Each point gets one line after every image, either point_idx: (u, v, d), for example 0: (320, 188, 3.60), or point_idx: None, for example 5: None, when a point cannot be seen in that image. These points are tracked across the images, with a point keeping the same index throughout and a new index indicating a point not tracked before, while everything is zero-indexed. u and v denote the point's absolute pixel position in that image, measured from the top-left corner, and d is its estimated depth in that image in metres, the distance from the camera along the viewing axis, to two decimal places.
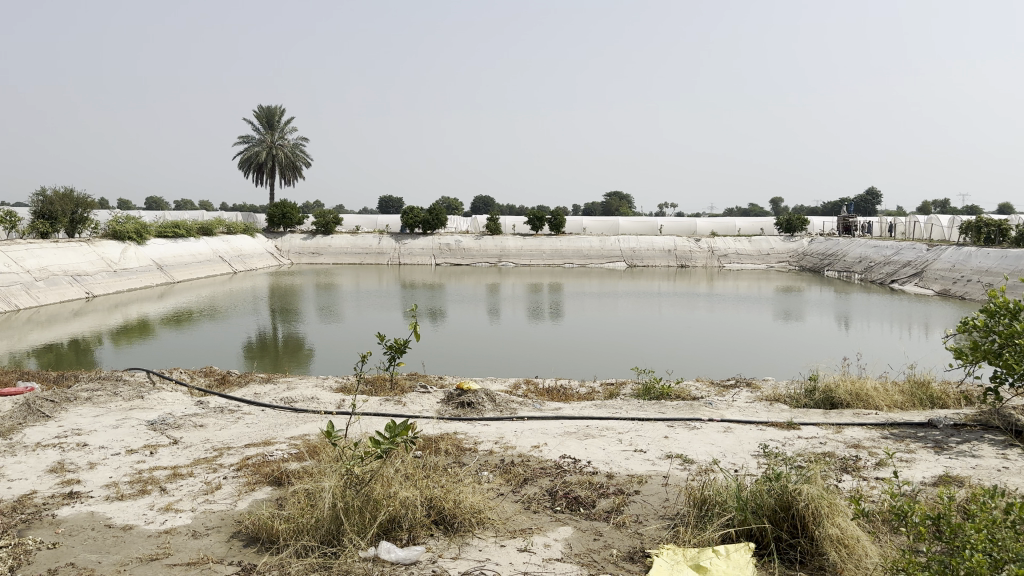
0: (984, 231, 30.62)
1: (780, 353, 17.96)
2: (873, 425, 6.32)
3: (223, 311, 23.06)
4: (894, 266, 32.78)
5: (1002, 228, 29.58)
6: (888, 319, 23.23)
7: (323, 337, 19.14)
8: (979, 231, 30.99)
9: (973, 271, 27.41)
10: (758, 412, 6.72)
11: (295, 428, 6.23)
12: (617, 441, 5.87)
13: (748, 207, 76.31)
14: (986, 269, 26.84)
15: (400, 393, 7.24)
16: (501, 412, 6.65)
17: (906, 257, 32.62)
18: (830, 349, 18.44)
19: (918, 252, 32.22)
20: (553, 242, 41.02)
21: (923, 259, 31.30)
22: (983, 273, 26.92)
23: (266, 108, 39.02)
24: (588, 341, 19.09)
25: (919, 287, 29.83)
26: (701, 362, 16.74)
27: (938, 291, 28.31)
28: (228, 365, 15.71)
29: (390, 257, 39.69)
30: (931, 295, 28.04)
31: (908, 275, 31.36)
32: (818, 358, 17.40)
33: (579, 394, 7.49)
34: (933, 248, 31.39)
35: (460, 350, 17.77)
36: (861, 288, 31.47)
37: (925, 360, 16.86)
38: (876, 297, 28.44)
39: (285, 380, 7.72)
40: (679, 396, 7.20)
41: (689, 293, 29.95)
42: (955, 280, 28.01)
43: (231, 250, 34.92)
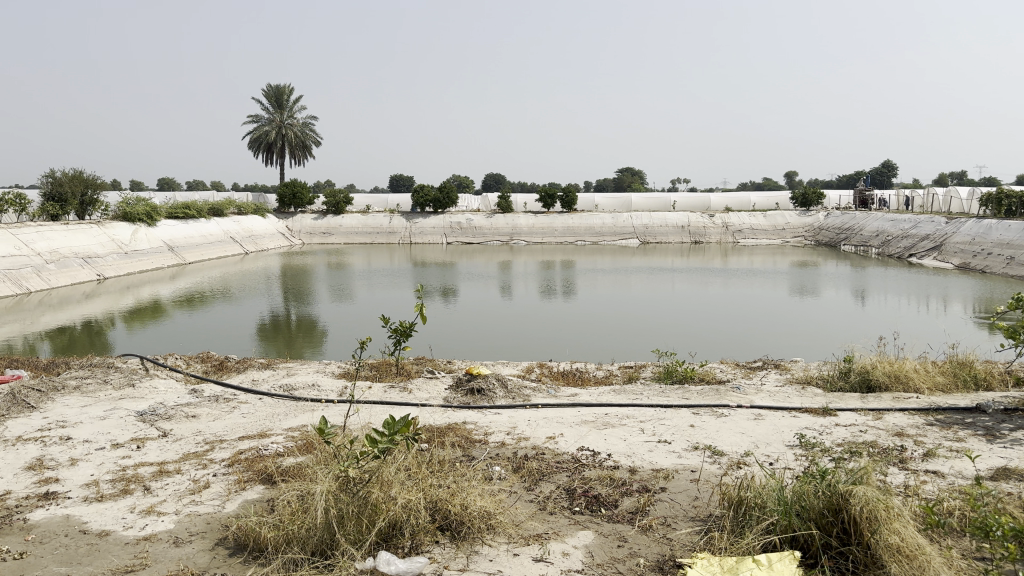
0: (1005, 203, 29.87)
1: (806, 329, 17.34)
2: (916, 410, 5.84)
3: (233, 292, 22.73)
4: (912, 240, 32.06)
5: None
6: (906, 292, 22.73)
7: (335, 316, 18.84)
8: (999, 203, 30.17)
9: (994, 244, 26.68)
10: (790, 396, 6.25)
11: (293, 419, 5.82)
12: (639, 431, 5.42)
13: (761, 182, 75.47)
14: (1006, 242, 26.14)
15: (406, 379, 6.81)
16: (512, 400, 6.21)
17: (924, 230, 31.89)
18: (855, 324, 17.84)
19: (936, 225, 31.49)
20: (565, 219, 40.44)
21: (941, 233, 30.60)
22: (1003, 245, 26.22)
23: (274, 86, 38.57)
24: (606, 319, 18.59)
25: (938, 261, 29.09)
26: (728, 339, 16.11)
27: (957, 265, 27.65)
28: (239, 347, 15.28)
29: (401, 237, 39.26)
30: (950, 268, 27.39)
31: (926, 249, 30.65)
32: (840, 332, 16.94)
33: (596, 379, 7.04)
34: (952, 221, 30.69)
35: (472, 327, 17.45)
36: (879, 262, 30.80)
37: (957, 335, 16.23)
38: (893, 270, 27.89)
39: (285, 365, 7.30)
40: (703, 380, 6.75)
41: (703, 269, 29.47)
42: (975, 254, 27.32)
43: (242, 231, 34.60)
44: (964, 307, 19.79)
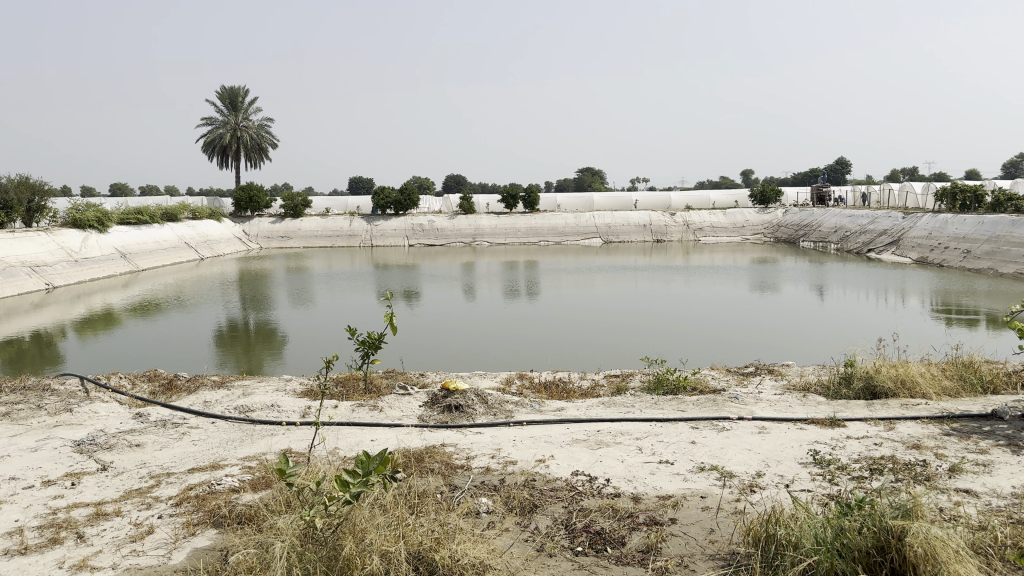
0: (959, 198, 30.20)
1: (773, 325, 17.07)
2: (929, 418, 5.43)
3: (190, 298, 21.89)
4: (870, 235, 32.20)
5: (978, 194, 29.29)
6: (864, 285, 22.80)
7: (297, 321, 18.16)
8: (954, 198, 30.53)
9: (950, 239, 26.90)
10: (792, 406, 5.80)
11: (250, 446, 5.22)
12: (637, 451, 4.92)
13: (718, 180, 76.08)
14: (962, 236, 26.32)
15: (376, 396, 6.22)
16: (494, 417, 5.66)
17: (882, 225, 32.06)
18: (823, 319, 17.65)
19: (893, 220, 31.69)
20: (527, 219, 40.02)
21: (899, 228, 30.78)
22: (960, 239, 26.39)
23: (228, 88, 37.50)
24: (576, 319, 18.11)
25: (896, 255, 29.25)
26: (700, 336, 15.71)
27: (915, 259, 27.78)
28: (195, 355, 14.43)
29: (361, 239, 38.48)
30: (908, 263, 27.51)
31: (883, 244, 30.76)
32: (812, 327, 16.77)
33: (582, 390, 6.53)
34: (909, 216, 30.91)
35: (440, 329, 16.91)
36: (838, 257, 30.89)
37: (924, 328, 16.11)
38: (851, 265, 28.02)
39: (241, 384, 6.66)
40: (697, 390, 6.28)
41: (665, 267, 29.32)
42: (932, 248, 27.48)
43: (197, 236, 33.49)
44: (921, 300, 19.81)
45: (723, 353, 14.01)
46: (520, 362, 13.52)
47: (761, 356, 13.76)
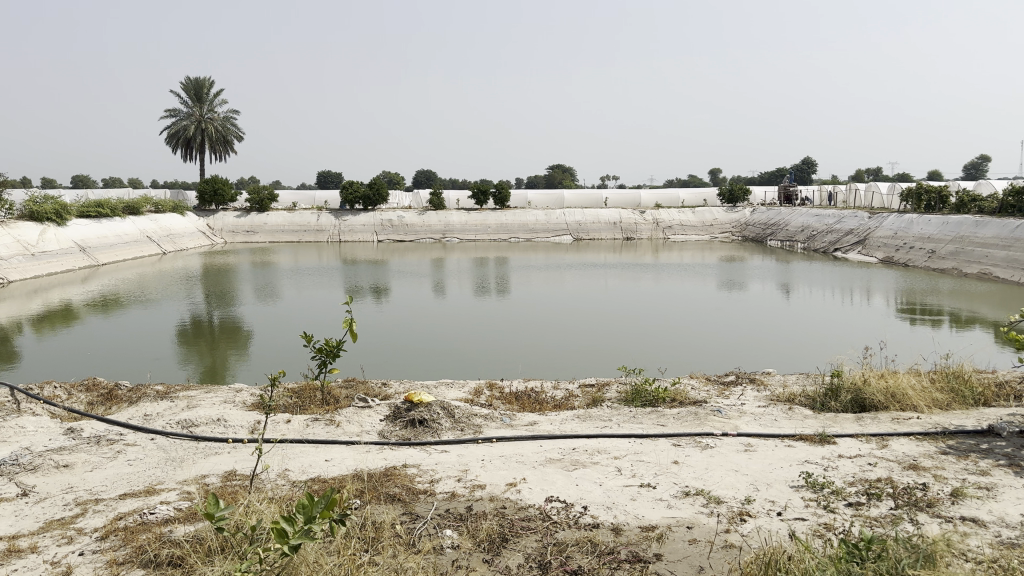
0: (924, 199, 30.34)
1: (740, 323, 16.78)
2: (923, 435, 5.11)
3: (152, 293, 21.20)
4: (837, 235, 32.24)
5: (942, 195, 29.43)
6: (832, 284, 22.83)
7: (263, 317, 17.62)
8: (919, 198, 30.63)
9: (915, 239, 26.94)
10: (778, 420, 5.45)
11: (192, 469, 4.75)
12: (616, 472, 4.53)
13: (687, 179, 76.20)
14: (927, 236, 26.38)
15: (334, 408, 5.75)
16: (462, 433, 5.23)
17: (848, 225, 32.11)
18: (790, 318, 17.42)
19: (859, 220, 31.75)
20: (498, 216, 39.56)
21: (865, 227, 30.84)
22: (925, 239, 26.45)
23: (193, 79, 36.52)
24: (543, 316, 17.70)
25: (862, 255, 29.27)
26: (667, 334, 15.39)
27: (881, 259, 27.83)
28: (155, 352, 13.82)
29: (329, 235, 37.75)
30: (873, 262, 27.55)
31: (850, 243, 30.80)
32: (787, 325, 16.60)
33: (555, 401, 6.13)
34: (875, 216, 30.99)
35: (411, 325, 16.44)
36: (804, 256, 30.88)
37: (896, 327, 16.02)
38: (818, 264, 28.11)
39: (186, 395, 6.16)
40: (676, 402, 5.91)
41: (636, 264, 29.14)
42: (898, 248, 27.53)
43: (159, 229, 32.54)
44: (886, 298, 19.78)
45: (689, 352, 13.67)
46: (488, 359, 13.08)
47: (729, 355, 13.44)
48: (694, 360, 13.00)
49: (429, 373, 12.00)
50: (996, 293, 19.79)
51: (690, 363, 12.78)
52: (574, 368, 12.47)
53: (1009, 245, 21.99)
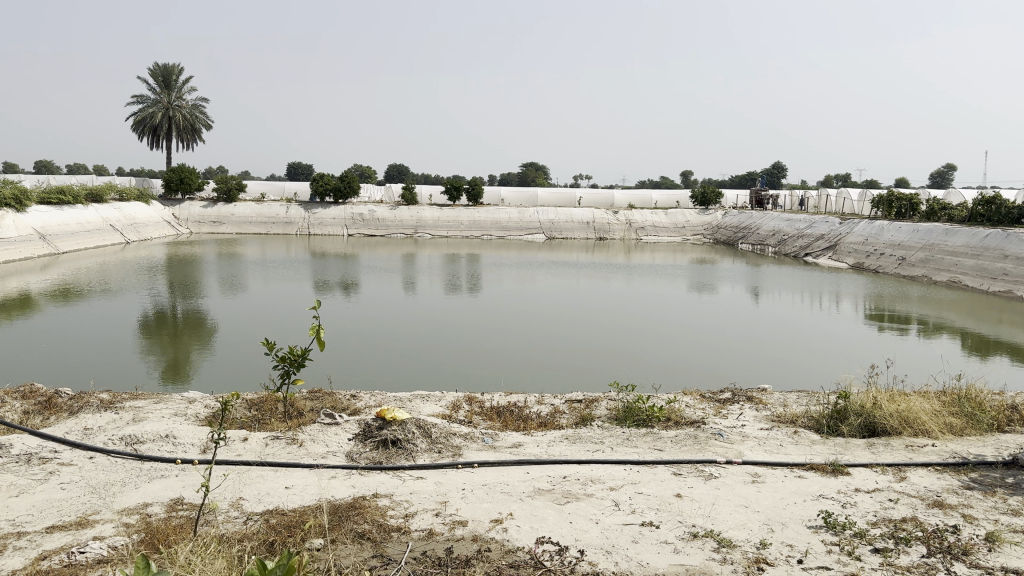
0: (895, 206, 30.36)
1: (712, 326, 16.37)
2: (942, 466, 4.71)
3: (113, 283, 20.29)
4: (807, 240, 32.16)
5: (913, 203, 29.43)
6: (806, 288, 22.63)
7: (229, 309, 16.86)
8: (890, 205, 30.61)
9: (886, 245, 26.87)
10: (784, 446, 5.02)
11: (132, 497, 4.17)
12: (612, 506, 4.04)
13: (658, 180, 76.21)
14: (898, 243, 26.30)
15: (296, 425, 5.20)
16: (439, 456, 4.71)
17: (819, 230, 32.03)
18: (761, 322, 17.07)
19: (830, 225, 31.69)
20: (470, 212, 38.98)
21: (836, 232, 30.76)
22: (895, 246, 26.38)
23: (161, 65, 35.47)
24: (512, 314, 17.19)
25: (833, 260, 29.19)
26: (639, 336, 14.93)
27: (852, 264, 27.74)
28: (115, 344, 13.05)
29: (298, 227, 36.93)
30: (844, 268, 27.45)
31: (821, 249, 30.70)
32: (766, 329, 16.23)
33: (540, 419, 5.64)
34: (846, 221, 30.94)
35: (382, 321, 15.79)
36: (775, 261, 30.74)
37: (872, 333, 15.78)
38: (789, 268, 27.96)
39: (133, 406, 5.56)
40: (672, 423, 5.44)
41: (609, 264, 28.70)
42: (869, 254, 27.46)
43: (123, 218, 31.47)
44: (854, 304, 19.62)
45: (659, 354, 13.21)
46: (464, 357, 12.50)
47: (700, 357, 13.01)
48: (677, 363, 12.54)
49: (403, 373, 11.42)
50: (966, 300, 19.71)
51: (664, 365, 12.34)
52: (543, 368, 11.96)
53: (979, 254, 21.96)
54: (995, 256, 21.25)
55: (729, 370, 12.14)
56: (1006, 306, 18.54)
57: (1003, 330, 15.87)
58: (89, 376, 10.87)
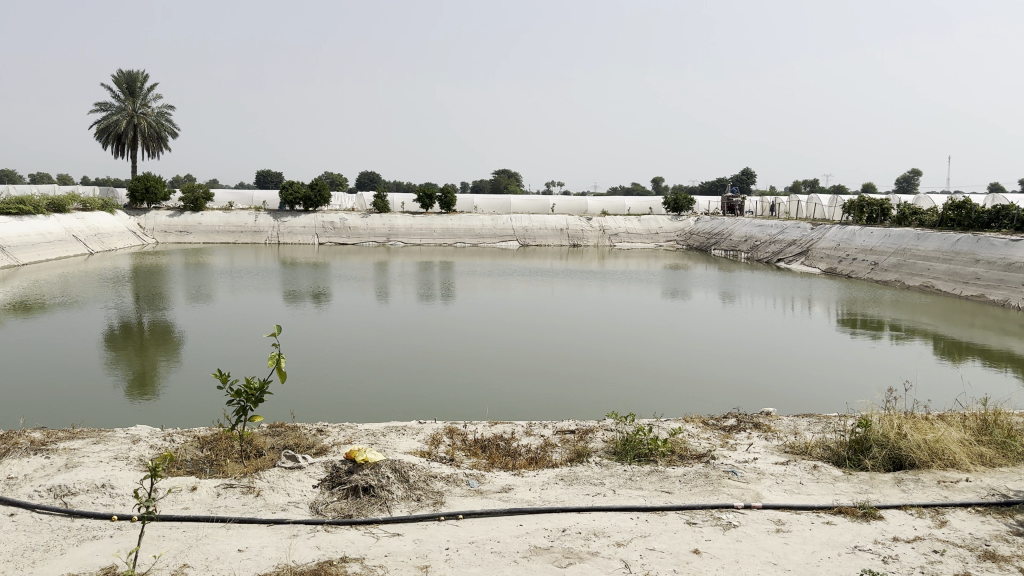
0: (866, 211, 30.21)
1: (690, 332, 15.89)
2: (983, 506, 4.20)
3: (76, 295, 19.34)
4: (779, 245, 31.95)
5: (884, 207, 29.25)
6: (783, 293, 22.33)
7: (197, 320, 16.07)
8: (861, 210, 30.47)
9: (858, 250, 26.66)
10: (805, 485, 4.49)
11: (54, 566, 3.52)
12: (622, 568, 3.46)
13: (630, 187, 76.20)
14: (870, 248, 26.09)
15: (254, 471, 4.57)
16: (417, 506, 4.11)
17: (791, 235, 31.83)
18: (738, 328, 16.60)
19: (802, 230, 31.50)
20: (443, 220, 38.35)
21: (807, 238, 30.57)
22: (867, 251, 26.17)
23: (125, 72, 34.49)
24: (483, 323, 16.52)
25: (805, 266, 28.97)
26: (617, 343, 14.37)
27: (824, 270, 27.53)
28: (76, 357, 12.27)
29: (267, 237, 36.07)
30: (817, 273, 27.21)
31: (793, 254, 30.49)
32: (754, 334, 15.77)
33: (530, 454, 5.05)
34: (817, 227, 30.75)
35: (357, 331, 15.11)
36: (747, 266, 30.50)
37: (855, 337, 15.45)
38: (761, 273, 27.70)
39: (67, 448, 4.90)
40: (677, 457, 4.88)
41: (581, 271, 28.21)
42: (841, 259, 27.25)
43: (87, 228, 30.38)
44: (832, 308, 19.30)
45: (639, 361, 12.67)
46: (447, 366, 11.90)
47: (688, 364, 12.52)
48: (671, 370, 12.02)
49: (385, 382, 10.77)
50: (939, 304, 19.53)
51: (644, 372, 11.78)
52: (517, 377, 11.34)
53: (950, 259, 21.71)
54: (967, 261, 21.03)
55: (712, 376, 11.62)
56: (980, 310, 18.26)
57: (976, 334, 15.59)
58: (51, 390, 10.12)
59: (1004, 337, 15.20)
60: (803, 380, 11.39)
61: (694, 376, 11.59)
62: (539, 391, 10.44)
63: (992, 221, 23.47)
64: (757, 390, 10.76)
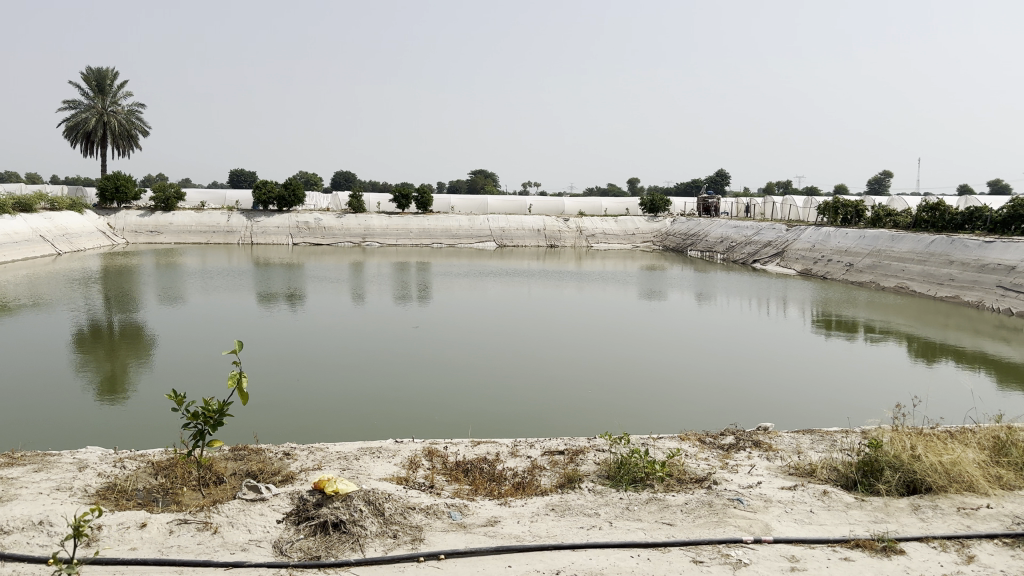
0: (841, 212, 30.14)
1: (674, 335, 15.39)
2: (1007, 538, 3.87)
3: (44, 297, 18.62)
4: (755, 246, 31.81)
5: (859, 209, 29.18)
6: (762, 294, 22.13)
7: (169, 322, 15.45)
8: (836, 211, 30.36)
9: (833, 251, 26.56)
10: (817, 513, 4.13)
11: None
12: None
13: (606, 188, 76.05)
14: (845, 249, 25.98)
15: (212, 503, 4.13)
16: (394, 544, 3.70)
17: (766, 236, 31.69)
18: (722, 330, 16.12)
19: (777, 231, 31.37)
20: (419, 220, 37.83)
21: (782, 239, 30.46)
22: (842, 252, 26.06)
23: (95, 69, 33.63)
24: (460, 325, 15.92)
25: (781, 267, 28.84)
26: (599, 346, 13.80)
27: (800, 271, 27.41)
28: (42, 360, 11.65)
29: (240, 237, 35.34)
30: (792, 274, 27.10)
31: (769, 255, 30.36)
32: (739, 336, 15.45)
33: (516, 480, 4.65)
34: (792, 228, 30.65)
35: (333, 333, 14.55)
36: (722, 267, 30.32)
37: (837, 337, 15.21)
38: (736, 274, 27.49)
39: (4, 478, 4.42)
40: (675, 483, 4.51)
41: (557, 272, 27.86)
42: (816, 260, 27.13)
43: (56, 228, 29.50)
44: (812, 309, 19.10)
45: (625, 365, 12.11)
46: (430, 369, 11.41)
47: (677, 366, 12.16)
48: (660, 372, 11.64)
49: (368, 385, 10.30)
50: (914, 304, 19.43)
51: (630, 376, 11.23)
52: (498, 381, 10.75)
53: (925, 259, 21.60)
54: (941, 262, 20.92)
55: (701, 380, 11.10)
56: (955, 311, 18.16)
57: (949, 335, 15.41)
58: (15, 394, 9.53)
59: (977, 338, 15.06)
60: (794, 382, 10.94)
61: (684, 379, 11.13)
62: (523, 396, 9.84)
63: (966, 222, 23.38)
64: (749, 393, 10.26)
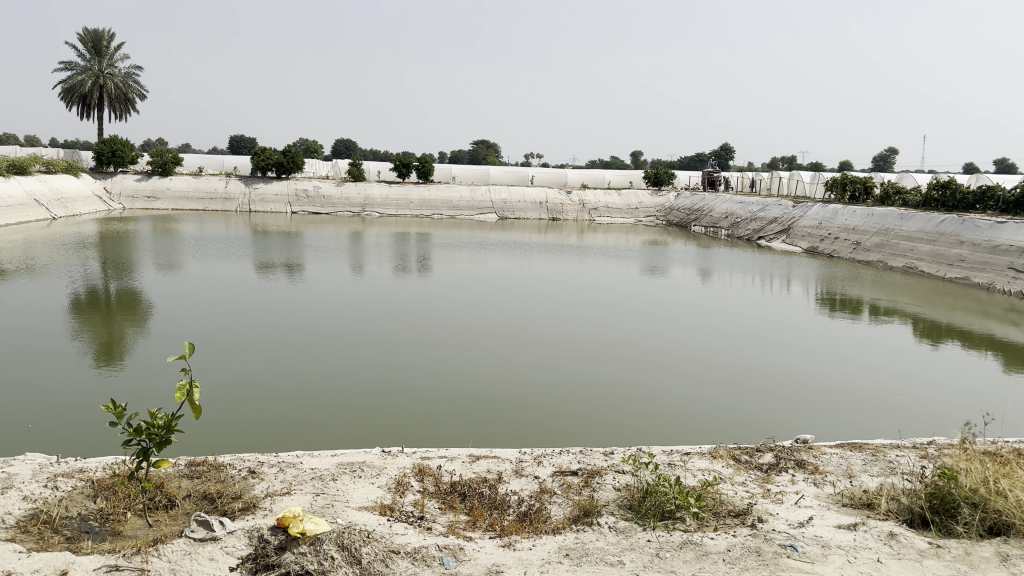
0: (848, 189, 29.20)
1: (696, 316, 14.32)
2: None
3: (36, 261, 17.83)
4: (760, 222, 30.94)
5: (867, 185, 28.24)
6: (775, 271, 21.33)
7: (166, 289, 14.72)
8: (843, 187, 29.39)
9: (840, 229, 25.70)
10: (888, 565, 3.40)
11: None
12: None
13: (610, 161, 74.86)
14: (852, 227, 25.13)
15: (158, 539, 3.40)
16: None
17: (772, 213, 30.79)
18: (742, 310, 15.13)
19: (783, 208, 30.47)
20: (419, 190, 36.90)
21: (789, 216, 29.58)
22: (850, 230, 25.21)
23: (91, 29, 32.56)
24: (464, 299, 15.12)
25: (787, 244, 28.00)
26: (614, 326, 12.77)
27: (806, 248, 26.56)
28: (28, 325, 10.93)
29: (237, 204, 34.50)
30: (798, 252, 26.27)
31: (774, 232, 29.49)
32: (754, 314, 14.69)
33: (524, 509, 3.91)
34: (799, 204, 29.75)
35: (333, 305, 13.80)
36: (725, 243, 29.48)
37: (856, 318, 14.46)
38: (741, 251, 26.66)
39: None
40: (711, 517, 3.78)
41: (560, 245, 27.06)
42: (823, 237, 26.28)
43: (51, 192, 28.64)
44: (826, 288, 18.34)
45: (640, 345, 11.21)
46: (433, 343, 10.67)
47: (695, 345, 11.40)
48: (676, 351, 10.88)
49: (368, 358, 9.56)
50: (924, 284, 18.68)
51: (651, 357, 10.29)
52: (505, 362, 9.71)
53: (935, 239, 20.77)
54: (952, 242, 20.11)
55: (721, 360, 10.36)
56: (966, 292, 17.40)
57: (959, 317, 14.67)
58: None
59: (987, 320, 14.35)
60: (825, 367, 10.00)
61: (704, 359, 10.38)
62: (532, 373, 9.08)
63: (977, 202, 22.49)
64: (783, 379, 9.20)
